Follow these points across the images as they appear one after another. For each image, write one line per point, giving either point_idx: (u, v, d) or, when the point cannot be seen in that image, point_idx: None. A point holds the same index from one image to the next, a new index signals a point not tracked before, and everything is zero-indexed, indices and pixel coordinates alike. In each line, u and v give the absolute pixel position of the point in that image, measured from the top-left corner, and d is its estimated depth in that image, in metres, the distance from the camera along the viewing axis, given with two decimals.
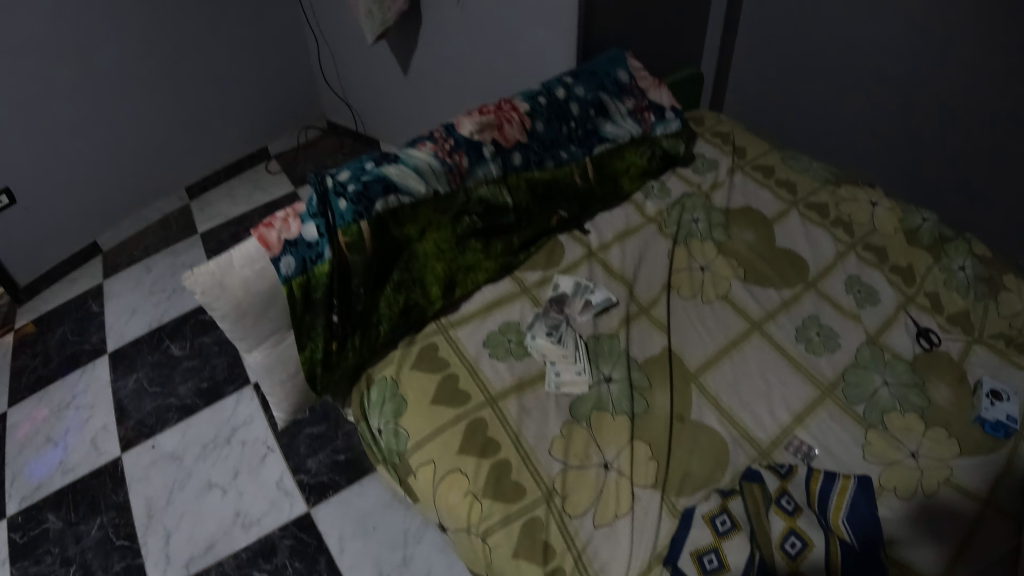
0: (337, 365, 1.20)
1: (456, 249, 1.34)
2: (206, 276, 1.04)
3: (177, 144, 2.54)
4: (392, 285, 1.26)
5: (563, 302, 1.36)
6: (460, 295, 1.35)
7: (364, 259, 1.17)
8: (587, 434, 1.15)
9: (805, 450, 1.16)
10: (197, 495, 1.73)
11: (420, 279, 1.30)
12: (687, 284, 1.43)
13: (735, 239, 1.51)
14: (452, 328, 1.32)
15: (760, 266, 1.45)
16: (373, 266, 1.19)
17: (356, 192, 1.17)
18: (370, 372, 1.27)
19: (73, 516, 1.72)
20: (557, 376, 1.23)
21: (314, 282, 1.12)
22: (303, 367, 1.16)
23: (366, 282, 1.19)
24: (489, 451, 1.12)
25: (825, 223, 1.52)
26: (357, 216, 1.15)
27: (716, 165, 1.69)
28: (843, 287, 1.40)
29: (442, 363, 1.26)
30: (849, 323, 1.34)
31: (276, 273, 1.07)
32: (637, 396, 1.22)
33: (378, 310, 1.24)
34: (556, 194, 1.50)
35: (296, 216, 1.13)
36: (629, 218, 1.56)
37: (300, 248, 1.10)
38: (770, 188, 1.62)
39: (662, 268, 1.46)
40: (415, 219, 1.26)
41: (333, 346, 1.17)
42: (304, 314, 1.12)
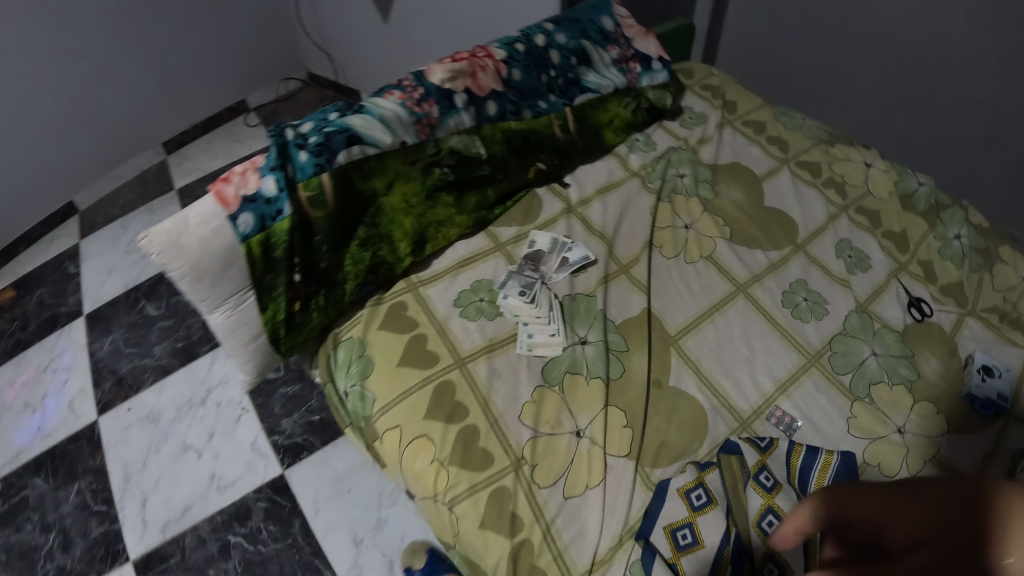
0: (302, 326, 1.14)
1: (426, 203, 1.27)
2: (160, 238, 0.96)
3: (153, 97, 2.43)
4: (358, 241, 1.18)
5: (539, 260, 1.29)
6: (430, 252, 1.29)
7: (326, 214, 1.10)
8: (562, 401, 1.10)
9: (788, 423, 1.12)
10: (173, 458, 1.70)
11: (388, 235, 1.22)
12: (671, 241, 1.35)
13: (722, 197, 1.44)
14: (423, 287, 1.26)
15: (748, 228, 1.38)
16: (337, 222, 1.12)
17: (318, 143, 1.10)
18: (337, 332, 1.21)
19: (52, 482, 1.70)
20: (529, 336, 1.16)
21: (274, 240, 1.04)
22: (265, 328, 1.09)
23: (327, 237, 1.11)
24: (457, 417, 1.07)
25: (817, 183, 1.46)
26: (318, 168, 1.08)
27: (705, 119, 1.61)
28: (834, 251, 1.34)
29: (411, 325, 1.20)
30: (839, 290, 1.28)
31: (233, 231, 0.99)
32: (614, 360, 1.16)
33: (343, 268, 1.16)
34: (534, 145, 1.41)
35: (254, 169, 1.04)
36: (611, 171, 1.49)
37: (259, 204, 1.02)
38: (761, 145, 1.55)
39: (646, 227, 1.37)
40: (381, 171, 1.18)
41: (296, 307, 1.11)
42: (265, 274, 1.06)
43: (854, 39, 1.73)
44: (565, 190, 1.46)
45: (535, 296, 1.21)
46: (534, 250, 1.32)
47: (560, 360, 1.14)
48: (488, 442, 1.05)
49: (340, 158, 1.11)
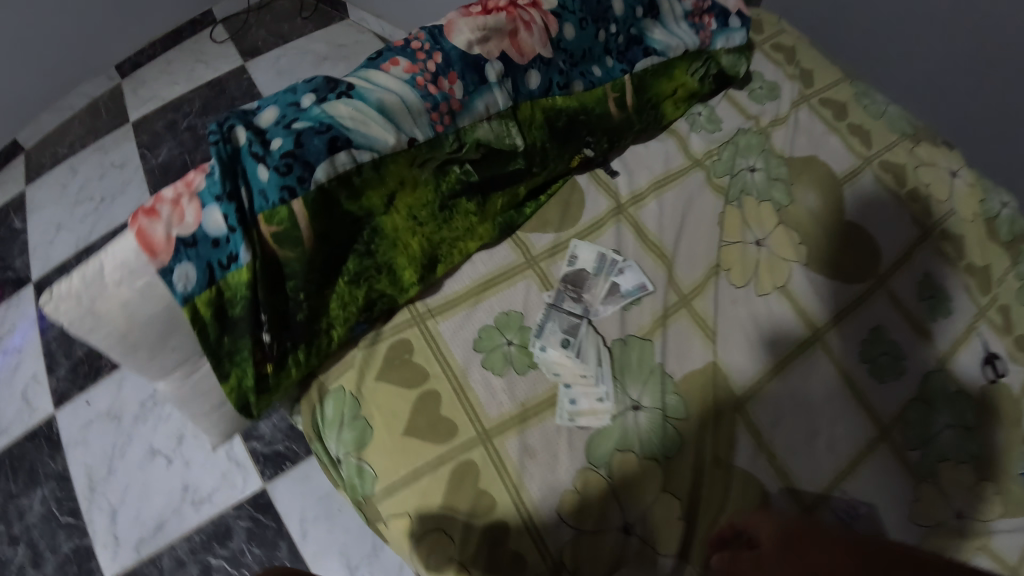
0: (278, 386, 0.92)
1: (439, 219, 0.95)
2: (70, 303, 0.70)
3: (98, 9, 2.00)
4: (347, 276, 0.90)
5: (581, 288, 1.04)
6: (442, 274, 0.99)
7: (303, 259, 0.82)
8: (609, 491, 0.90)
9: (855, 510, 0.92)
10: (140, 465, 1.50)
11: (389, 263, 0.93)
12: (742, 263, 1.08)
13: (797, 204, 1.12)
14: (433, 320, 1.00)
15: (823, 245, 1.07)
16: (315, 259, 0.85)
17: (285, 151, 0.78)
18: (322, 381, 0.99)
19: (13, 486, 1.49)
20: (572, 403, 0.95)
21: (230, 295, 0.78)
22: (231, 397, 0.88)
23: (312, 277, 0.86)
24: (483, 509, 0.88)
25: (902, 195, 1.12)
26: (285, 194, 0.77)
27: (777, 92, 1.29)
28: (915, 288, 1.05)
29: (420, 376, 0.96)
30: (917, 341, 1.02)
31: (169, 291, 0.73)
32: (671, 431, 0.94)
33: (328, 313, 0.91)
34: (580, 126, 1.07)
35: (192, 195, 0.74)
36: (668, 158, 1.19)
37: (201, 248, 0.74)
38: (840, 134, 1.20)
39: (712, 243, 1.11)
40: (381, 184, 0.85)
41: (268, 369, 0.89)
42: (223, 336, 0.81)
43: None
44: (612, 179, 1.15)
45: (579, 347, 0.99)
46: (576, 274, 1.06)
47: (609, 436, 0.93)
48: (520, 542, 0.87)
49: (317, 176, 0.79)
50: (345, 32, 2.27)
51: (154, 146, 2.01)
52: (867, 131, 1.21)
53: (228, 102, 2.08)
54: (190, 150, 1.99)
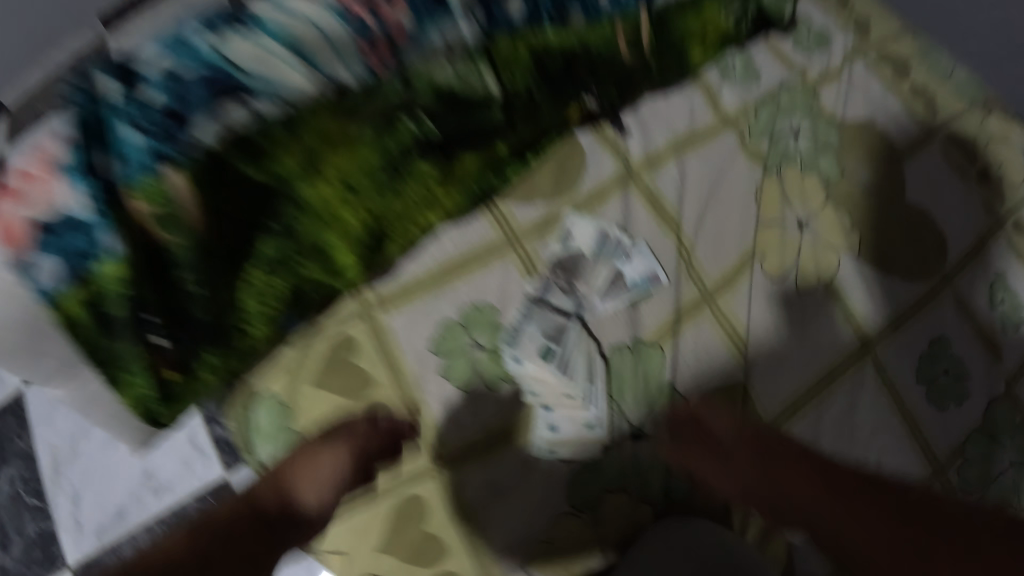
0: (185, 396, 0.73)
1: (381, 189, 0.71)
2: None
3: None
4: (259, 265, 0.69)
5: (575, 276, 0.80)
6: (397, 250, 0.77)
7: (194, 242, 0.62)
8: (592, 536, 0.74)
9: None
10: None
11: (317, 245, 0.71)
12: (782, 249, 0.86)
13: (846, 177, 0.91)
14: (384, 312, 0.77)
15: (883, 240, 0.89)
16: (209, 243, 0.63)
17: (167, 107, 0.58)
18: (253, 385, 0.77)
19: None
20: (552, 428, 0.76)
21: (104, 292, 0.59)
22: (138, 414, 0.70)
23: (218, 263, 0.65)
24: (431, 556, 0.73)
25: (971, 175, 0.94)
26: (160, 160, 0.58)
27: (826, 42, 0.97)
28: (987, 298, 0.89)
29: (366, 383, 0.77)
30: (984, 359, 0.86)
31: (27, 287, 0.55)
32: (676, 461, 0.76)
33: (241, 305, 0.70)
34: (583, 72, 0.78)
35: (51, 169, 0.55)
36: (694, 116, 0.89)
37: (65, 236, 0.56)
38: (898, 93, 0.96)
39: (746, 223, 0.86)
40: (295, 144, 0.63)
41: (170, 376, 0.69)
42: (104, 343, 0.62)
43: None
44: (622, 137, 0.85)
45: (566, 356, 0.77)
46: (570, 257, 0.81)
47: (595, 466, 0.75)
48: None
49: (200, 136, 0.59)
50: None
51: None
52: (934, 97, 0.97)
53: None
54: None
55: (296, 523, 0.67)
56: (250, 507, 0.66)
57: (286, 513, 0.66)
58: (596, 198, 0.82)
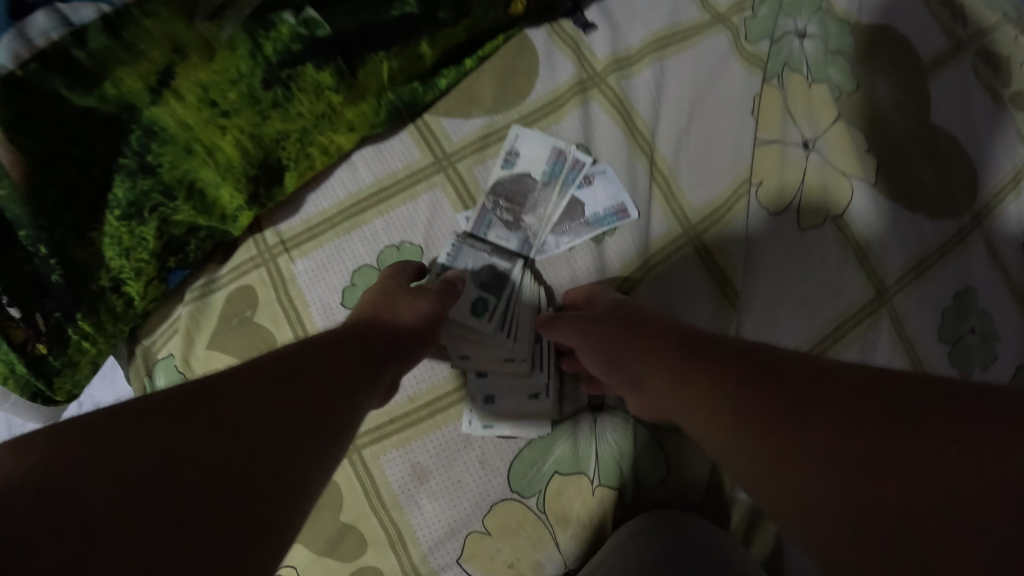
0: (77, 360, 0.62)
1: (259, 105, 0.57)
2: None
3: None
4: (118, 212, 0.56)
5: (521, 205, 0.67)
6: (296, 180, 0.64)
7: (24, 197, 0.49)
8: (547, 535, 0.59)
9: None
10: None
11: (186, 180, 0.58)
12: (783, 172, 0.68)
13: (866, 84, 0.68)
14: (286, 257, 0.64)
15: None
16: (51, 196, 0.51)
17: None
18: (147, 348, 0.66)
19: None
20: (488, 425, 0.61)
21: None
22: (15, 391, 0.60)
23: (73, 215, 0.53)
24: (353, 551, 0.59)
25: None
26: None
27: None
28: None
29: (266, 345, 0.62)
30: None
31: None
32: (647, 443, 0.61)
33: (110, 254, 0.58)
34: None
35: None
36: (675, 12, 0.74)
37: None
38: None
39: (739, 142, 0.71)
40: (138, 58, 0.49)
41: (44, 350, 0.59)
42: None
43: None
44: (586, 35, 0.72)
45: (509, 303, 0.61)
46: (515, 184, 0.67)
47: (548, 449, 0.61)
48: None
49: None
50: None
51: None
52: None
53: None
54: None
55: (395, 344, 0.50)
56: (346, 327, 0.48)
57: (386, 336, 0.49)
58: (547, 110, 0.69)
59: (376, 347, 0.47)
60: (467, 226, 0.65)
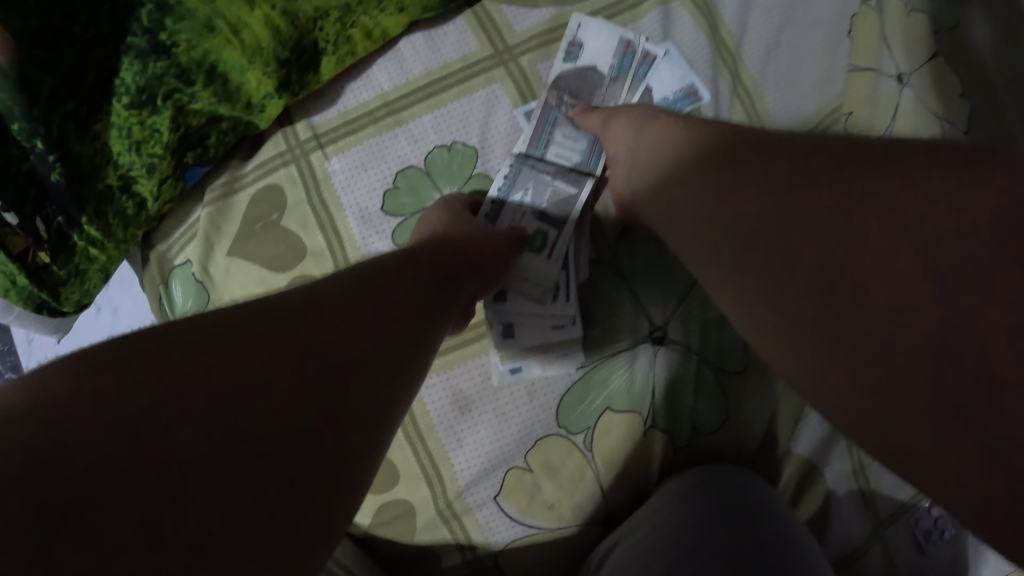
0: (84, 274, 0.55)
1: None
2: None
3: None
4: (127, 99, 0.51)
5: (587, 102, 0.60)
6: (334, 65, 0.56)
7: (12, 84, 0.46)
8: (591, 475, 0.54)
9: (940, 531, 0.58)
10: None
11: (207, 61, 0.52)
12: (873, 104, 0.61)
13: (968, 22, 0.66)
14: (320, 154, 0.56)
15: (1008, 110, 0.64)
16: (45, 82, 0.47)
17: None
18: (162, 253, 0.58)
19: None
20: (513, 366, 0.54)
21: None
22: (22, 304, 0.54)
23: (74, 104, 0.49)
24: (381, 482, 0.54)
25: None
26: None
27: None
28: None
29: (295, 254, 0.56)
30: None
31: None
32: (710, 384, 0.54)
33: (119, 153, 0.52)
34: None
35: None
36: None
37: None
38: None
39: (836, 55, 0.62)
40: None
41: (50, 260, 0.53)
42: None
43: None
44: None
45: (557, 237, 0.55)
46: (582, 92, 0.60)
47: (605, 384, 0.54)
48: (433, 537, 0.55)
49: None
50: None
51: None
52: None
53: None
54: None
55: (463, 270, 0.45)
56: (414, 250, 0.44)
57: (463, 280, 0.45)
58: (622, 6, 0.61)
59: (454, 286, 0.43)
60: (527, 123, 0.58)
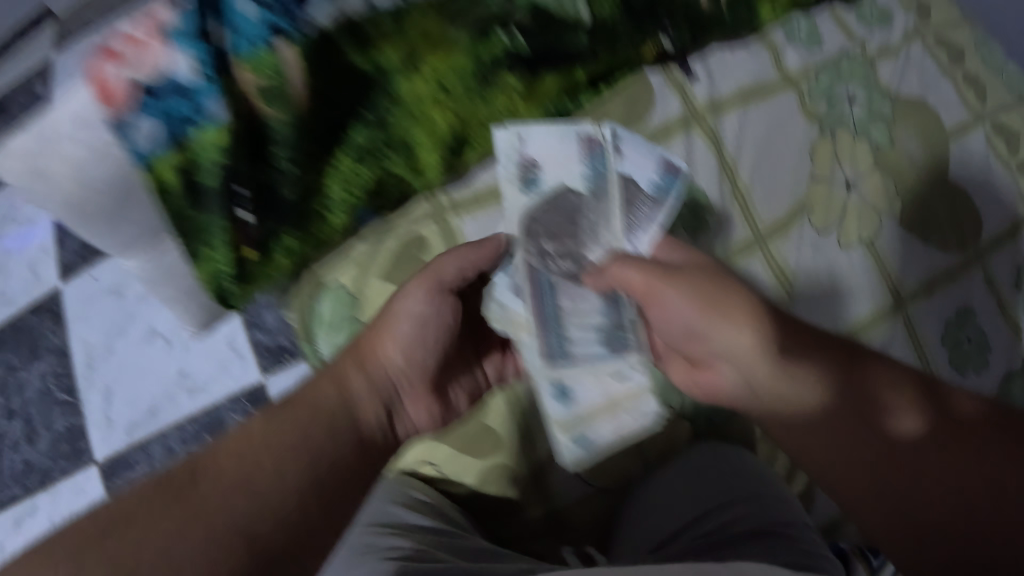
0: (261, 277, 0.80)
1: (468, 95, 0.75)
2: (17, 158, 0.62)
3: None
4: (353, 152, 0.75)
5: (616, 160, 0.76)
6: (472, 157, 0.82)
7: (294, 119, 0.69)
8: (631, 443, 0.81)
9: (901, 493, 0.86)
10: (139, 344, 1.22)
11: (404, 139, 0.76)
12: (831, 206, 0.94)
13: (898, 147, 1.01)
14: (455, 216, 0.82)
15: (926, 208, 0.99)
16: (309, 124, 0.70)
17: (271, 24, 0.63)
18: (319, 275, 0.82)
19: (14, 359, 1.23)
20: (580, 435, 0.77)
21: (200, 160, 0.67)
22: (203, 280, 0.78)
23: (313, 145, 0.72)
24: (486, 450, 0.80)
25: (1012, 165, 1.07)
26: (275, 32, 0.63)
27: (889, 20, 1.10)
28: (1012, 276, 1.01)
29: None
30: (1006, 331, 0.98)
31: (125, 147, 0.63)
32: None
33: (329, 190, 0.77)
34: (661, 10, 0.85)
35: (158, 33, 0.60)
36: (760, 68, 0.93)
37: (166, 99, 0.62)
38: (953, 81, 1.09)
39: (803, 174, 0.93)
40: (398, 35, 0.69)
41: (248, 254, 0.76)
42: (193, 211, 0.70)
43: None
44: (690, 82, 0.90)
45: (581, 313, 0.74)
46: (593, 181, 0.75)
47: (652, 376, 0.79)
48: (524, 491, 0.81)
49: (317, 17, 0.65)
50: None
51: None
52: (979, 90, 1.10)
53: None
54: None
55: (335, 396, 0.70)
56: (340, 367, 0.69)
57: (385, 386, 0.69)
58: (660, 134, 0.88)
59: (377, 382, 0.69)
60: (530, 155, 0.75)
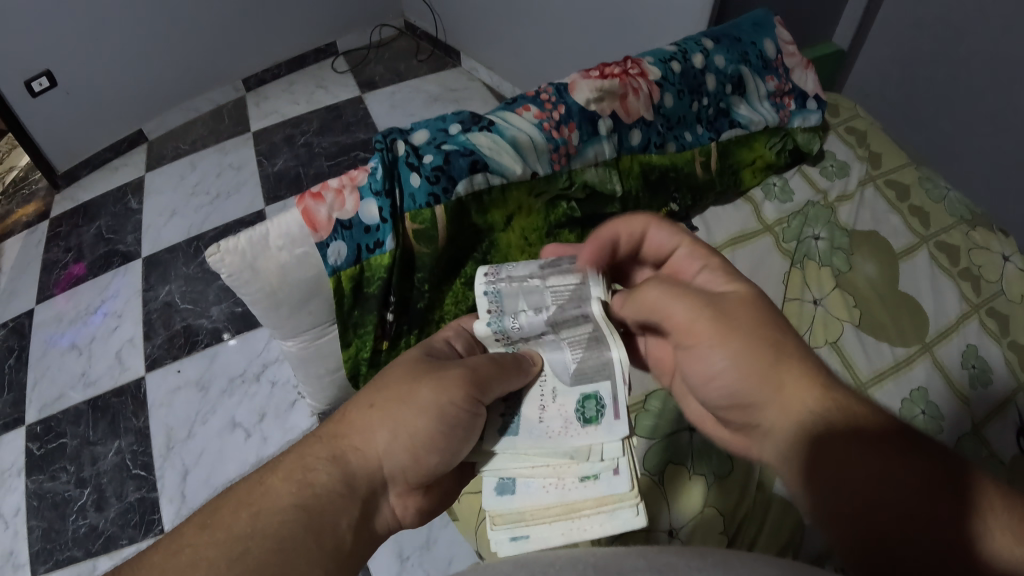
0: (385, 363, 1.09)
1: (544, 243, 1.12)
2: (233, 256, 0.84)
3: (162, 42, 2.16)
4: (463, 280, 1.09)
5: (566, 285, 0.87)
6: None
7: (433, 249, 0.99)
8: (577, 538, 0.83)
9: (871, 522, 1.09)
10: (219, 433, 1.55)
11: None
12: (801, 318, 1.28)
13: (856, 270, 1.34)
14: None
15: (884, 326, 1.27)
16: (438, 262, 1.02)
17: (435, 194, 0.96)
18: None
19: (92, 434, 1.58)
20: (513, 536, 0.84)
21: (368, 274, 0.95)
22: (345, 364, 1.06)
23: (435, 271, 1.03)
24: None
25: (952, 273, 1.35)
26: (431, 199, 0.96)
27: (847, 171, 1.48)
28: (959, 358, 1.25)
29: None
30: (956, 404, 1.20)
31: (322, 262, 0.89)
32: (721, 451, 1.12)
33: (441, 307, 1.10)
34: (671, 182, 1.23)
35: (353, 188, 0.91)
36: (745, 222, 1.39)
37: (355, 231, 0.91)
38: (901, 214, 1.42)
39: (776, 297, 1.30)
40: (499, 207, 1.03)
41: (383, 345, 1.05)
42: (354, 310, 0.98)
43: (987, 127, 1.58)
44: (693, 233, 1.38)
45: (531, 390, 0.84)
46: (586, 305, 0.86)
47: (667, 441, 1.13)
48: None
49: (459, 190, 0.97)
50: (456, 78, 2.38)
51: (271, 155, 2.17)
52: (921, 214, 1.42)
53: (342, 126, 2.23)
54: (304, 163, 2.11)
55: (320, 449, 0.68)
56: (309, 451, 0.67)
57: (372, 473, 0.69)
58: None
59: (351, 467, 0.68)
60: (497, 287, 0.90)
